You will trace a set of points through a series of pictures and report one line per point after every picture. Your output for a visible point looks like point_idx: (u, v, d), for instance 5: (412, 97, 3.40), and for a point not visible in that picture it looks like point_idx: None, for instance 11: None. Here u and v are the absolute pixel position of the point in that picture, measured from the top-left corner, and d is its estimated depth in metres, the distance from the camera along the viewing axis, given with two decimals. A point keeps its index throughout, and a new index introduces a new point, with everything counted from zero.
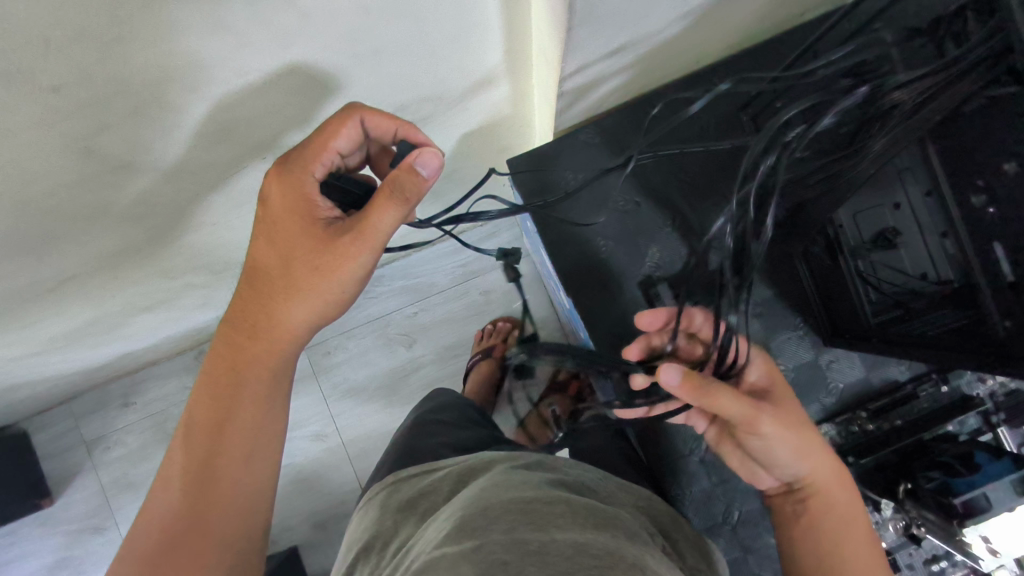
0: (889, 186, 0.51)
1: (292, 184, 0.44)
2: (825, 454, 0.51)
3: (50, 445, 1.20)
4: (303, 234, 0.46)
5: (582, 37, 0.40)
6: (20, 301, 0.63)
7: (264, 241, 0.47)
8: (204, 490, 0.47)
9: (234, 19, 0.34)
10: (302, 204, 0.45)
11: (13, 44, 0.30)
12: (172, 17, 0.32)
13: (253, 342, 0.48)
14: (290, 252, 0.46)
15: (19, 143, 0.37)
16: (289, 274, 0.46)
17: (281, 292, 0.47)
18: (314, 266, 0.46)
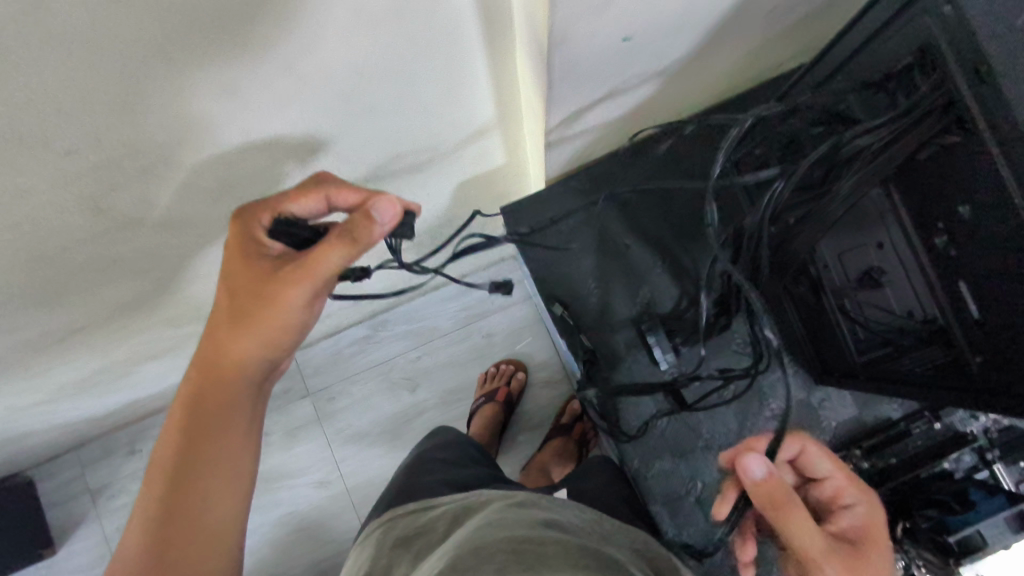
0: (870, 227, 0.52)
1: (244, 227, 0.47)
2: None
3: (56, 494, 1.21)
4: (251, 270, 0.48)
5: (563, 92, 0.43)
6: (32, 350, 0.65)
7: (222, 281, 0.50)
8: (173, 519, 0.47)
9: (237, 86, 0.37)
10: (253, 245, 0.48)
11: (41, 112, 0.33)
12: (179, 84, 0.35)
13: (212, 375, 0.50)
14: (240, 289, 0.48)
15: (40, 201, 0.40)
16: (239, 310, 0.49)
17: (234, 328, 0.49)
18: (262, 301, 0.47)
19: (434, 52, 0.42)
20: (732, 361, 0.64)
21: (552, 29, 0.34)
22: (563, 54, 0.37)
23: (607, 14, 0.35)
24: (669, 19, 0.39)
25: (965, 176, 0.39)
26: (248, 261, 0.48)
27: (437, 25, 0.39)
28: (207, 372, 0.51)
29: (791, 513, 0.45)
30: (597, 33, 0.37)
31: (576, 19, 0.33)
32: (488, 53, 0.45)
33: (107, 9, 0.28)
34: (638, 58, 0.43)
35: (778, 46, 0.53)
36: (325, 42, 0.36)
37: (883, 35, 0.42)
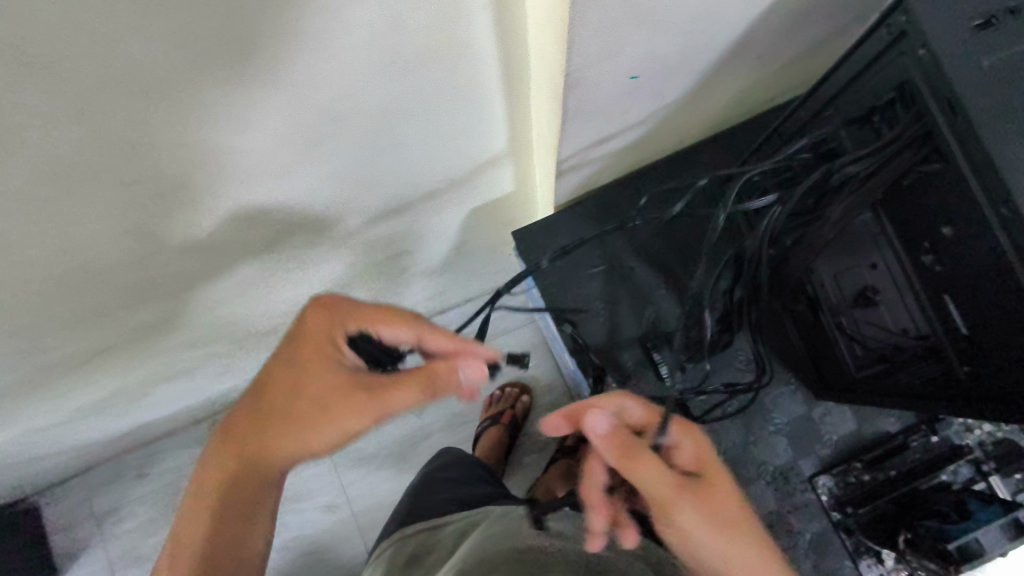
0: (865, 248, 0.54)
1: (329, 328, 0.50)
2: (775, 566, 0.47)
3: (61, 519, 1.21)
4: (321, 374, 0.49)
5: (575, 128, 0.47)
6: (57, 371, 0.68)
7: (285, 371, 0.50)
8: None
9: (271, 123, 0.40)
10: (330, 348, 0.50)
11: (105, 148, 0.36)
12: (224, 124, 0.38)
13: (248, 445, 0.50)
14: (305, 387, 0.49)
15: (90, 229, 0.43)
16: (297, 408, 0.49)
17: (288, 426, 0.49)
18: (325, 408, 0.48)
19: (457, 92, 0.45)
20: (736, 377, 0.66)
21: (569, 73, 0.37)
22: (577, 95, 0.41)
23: (617, 59, 0.39)
24: (672, 62, 0.43)
25: (944, 201, 0.42)
26: (321, 363, 0.50)
27: (459, 67, 0.42)
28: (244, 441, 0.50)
29: (643, 458, 0.46)
30: (607, 76, 0.40)
31: (590, 63, 0.37)
32: (505, 92, 0.48)
33: (173, 60, 0.32)
34: (643, 96, 0.47)
35: (772, 83, 0.57)
36: (359, 84, 0.40)
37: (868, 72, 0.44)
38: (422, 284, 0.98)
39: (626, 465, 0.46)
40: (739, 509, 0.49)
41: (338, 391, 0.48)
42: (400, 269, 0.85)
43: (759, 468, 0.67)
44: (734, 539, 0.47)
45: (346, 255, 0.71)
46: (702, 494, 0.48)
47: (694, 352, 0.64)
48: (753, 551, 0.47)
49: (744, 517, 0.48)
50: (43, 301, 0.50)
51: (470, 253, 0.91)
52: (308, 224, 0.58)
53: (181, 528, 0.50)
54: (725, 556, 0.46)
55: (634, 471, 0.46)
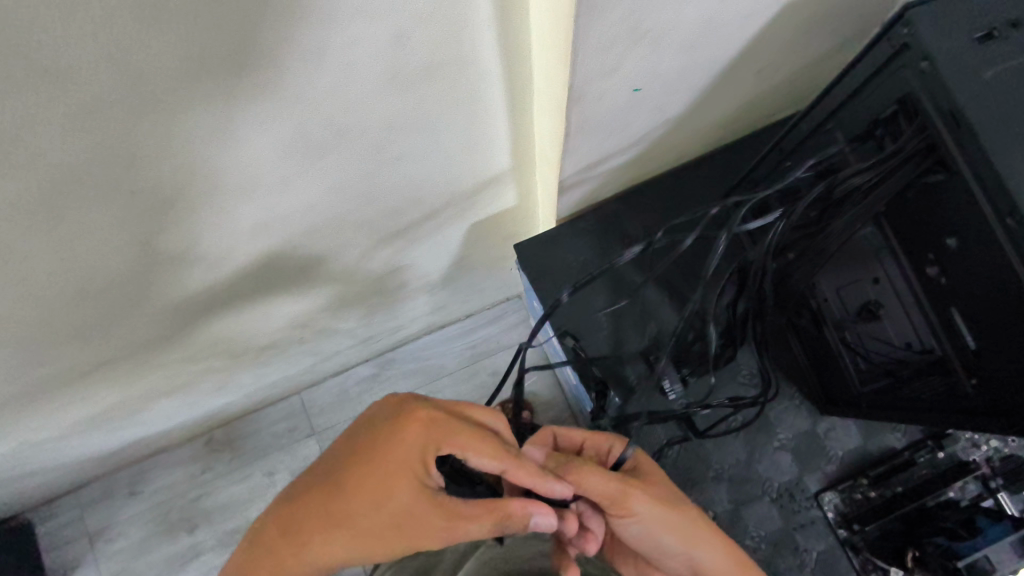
0: (867, 262, 0.55)
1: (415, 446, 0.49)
2: (716, 534, 0.54)
3: (51, 538, 1.20)
4: (401, 493, 0.48)
5: (578, 142, 0.47)
6: (52, 386, 0.67)
7: (364, 471, 0.49)
8: None
9: (276, 135, 0.40)
10: (415, 465, 0.49)
11: (108, 158, 0.36)
12: (230, 137, 0.39)
13: (305, 535, 0.49)
14: (381, 497, 0.48)
15: (92, 242, 0.43)
16: (370, 517, 0.49)
17: (355, 530, 0.49)
18: (395, 524, 0.48)
19: (461, 106, 0.45)
20: (739, 392, 0.66)
21: (572, 87, 0.38)
22: (580, 110, 0.41)
23: (619, 74, 0.39)
24: (673, 77, 0.43)
25: (948, 214, 0.42)
26: (406, 478, 0.48)
27: (464, 82, 0.43)
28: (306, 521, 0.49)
29: (586, 467, 0.51)
30: (610, 91, 0.40)
31: (592, 78, 0.38)
32: (508, 108, 0.48)
33: (179, 67, 0.31)
34: (644, 113, 0.47)
35: (773, 99, 0.58)
36: (363, 98, 0.40)
37: (868, 87, 0.45)
38: (422, 300, 0.98)
39: (572, 479, 0.51)
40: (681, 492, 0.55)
41: (416, 516, 0.48)
42: (398, 285, 0.85)
43: (764, 485, 0.66)
44: (684, 518, 0.53)
45: (344, 270, 0.71)
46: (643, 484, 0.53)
47: (698, 366, 0.63)
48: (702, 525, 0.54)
49: (686, 500, 0.55)
50: (41, 314, 0.50)
51: (470, 268, 0.91)
52: (309, 238, 0.58)
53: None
54: (680, 538, 0.52)
55: (581, 482, 0.51)
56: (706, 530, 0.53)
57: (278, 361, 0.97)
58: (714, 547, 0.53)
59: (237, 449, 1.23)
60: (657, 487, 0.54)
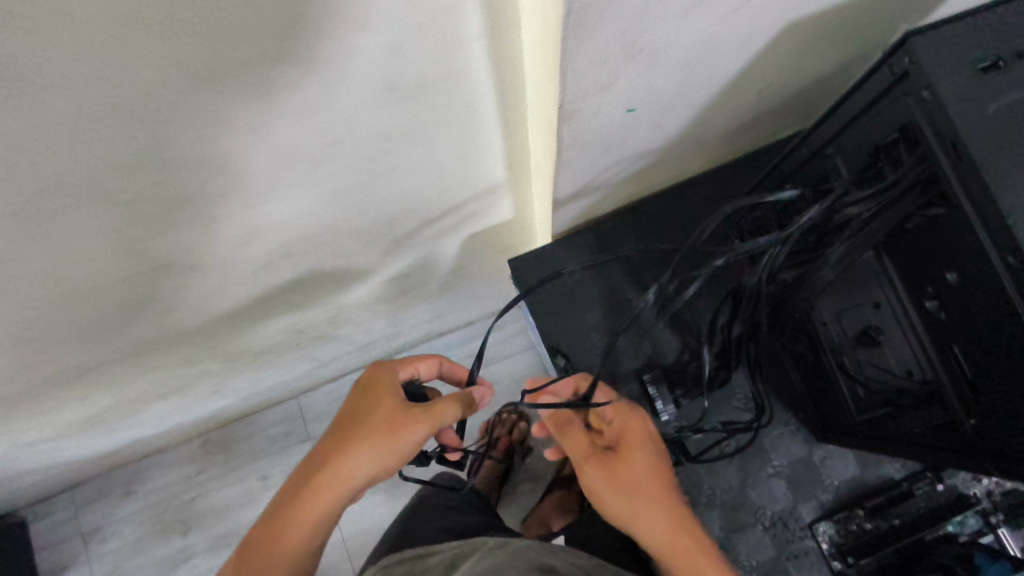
0: (867, 287, 0.53)
1: (384, 379, 0.57)
2: (654, 508, 0.52)
3: (49, 533, 1.25)
4: (383, 398, 0.55)
5: (571, 158, 0.46)
6: (43, 390, 0.67)
7: (350, 403, 0.56)
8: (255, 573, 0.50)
9: (256, 145, 0.39)
10: (390, 385, 0.56)
11: (88, 168, 0.35)
12: (217, 148, 0.38)
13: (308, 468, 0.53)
14: (377, 405, 0.54)
15: (76, 250, 0.42)
16: (353, 427, 0.54)
17: (351, 437, 0.53)
18: (379, 422, 0.53)
19: (453, 119, 0.44)
20: (735, 416, 0.64)
21: (563, 104, 0.36)
22: (573, 126, 0.40)
23: (612, 91, 0.37)
24: (671, 96, 0.42)
25: (950, 246, 0.41)
26: (385, 389, 0.56)
27: (456, 95, 0.41)
28: (309, 472, 0.53)
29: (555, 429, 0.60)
30: (604, 106, 0.39)
31: (585, 95, 0.36)
32: (501, 121, 0.47)
33: (156, 80, 0.30)
34: (641, 130, 0.46)
35: (776, 117, 0.57)
36: (351, 112, 0.39)
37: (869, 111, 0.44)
38: (421, 309, 0.97)
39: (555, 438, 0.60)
40: (649, 476, 0.54)
41: (392, 404, 0.54)
42: (396, 295, 0.85)
43: (757, 512, 0.65)
44: (626, 496, 0.53)
45: (339, 281, 0.71)
46: (597, 461, 0.56)
47: (693, 389, 0.62)
48: (647, 510, 0.52)
49: (647, 483, 0.54)
50: (27, 319, 0.49)
51: (468, 278, 0.91)
52: (300, 247, 0.57)
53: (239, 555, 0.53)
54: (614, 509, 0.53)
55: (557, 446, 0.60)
56: (646, 514, 0.52)
57: (273, 366, 0.97)
58: (650, 521, 0.52)
59: (234, 451, 1.27)
60: (613, 466, 0.55)
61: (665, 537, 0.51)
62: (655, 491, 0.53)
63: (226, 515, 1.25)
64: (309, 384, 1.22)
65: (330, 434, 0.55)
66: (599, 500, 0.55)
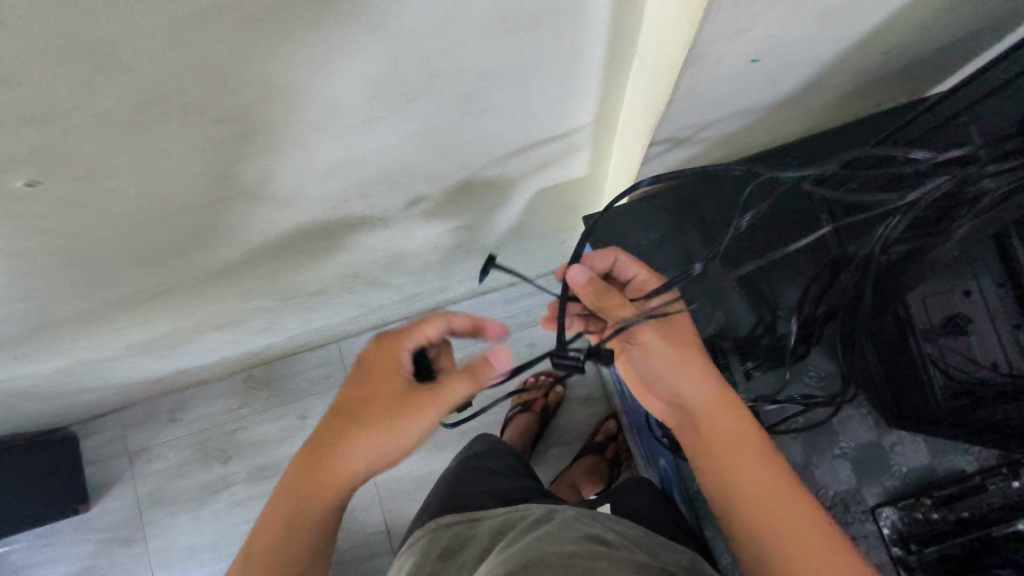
0: (961, 274, 0.55)
1: (386, 353, 0.55)
2: (703, 377, 0.55)
3: (98, 450, 1.31)
4: (386, 381, 0.54)
5: (676, 110, 0.44)
6: (111, 310, 0.69)
7: (354, 380, 0.55)
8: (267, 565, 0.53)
9: (354, 66, 0.37)
10: (391, 361, 0.55)
11: (199, 83, 0.34)
12: (304, 75, 0.36)
13: (310, 465, 0.53)
14: (378, 388, 0.54)
15: (169, 168, 0.42)
16: (353, 410, 0.54)
17: (350, 424, 0.53)
18: (382, 406, 0.53)
19: (560, 59, 0.43)
20: (807, 392, 0.64)
21: (692, 47, 0.34)
22: (692, 73, 0.38)
23: (744, 39, 0.35)
24: (797, 48, 0.39)
25: None
26: (385, 371, 0.54)
27: (570, 32, 0.39)
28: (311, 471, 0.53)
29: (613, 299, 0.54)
30: (729, 56, 0.37)
31: (716, 39, 0.34)
32: (605, 65, 0.45)
33: None
34: (755, 84, 0.44)
35: (886, 85, 0.54)
36: (468, 43, 0.38)
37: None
38: (473, 263, 0.97)
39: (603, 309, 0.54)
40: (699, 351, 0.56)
41: (394, 386, 0.54)
42: (452, 246, 0.84)
43: (818, 492, 0.64)
44: (687, 357, 0.55)
45: (404, 226, 0.71)
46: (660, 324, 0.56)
47: (765, 360, 0.62)
48: (699, 372, 0.55)
49: (699, 354, 0.56)
50: (109, 236, 0.50)
51: (525, 236, 0.90)
52: (376, 185, 0.57)
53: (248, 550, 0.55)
54: (666, 366, 0.55)
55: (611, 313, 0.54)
56: (694, 373, 0.55)
57: (323, 308, 0.99)
58: (697, 385, 0.55)
59: (274, 389, 1.30)
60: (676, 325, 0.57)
61: (707, 401, 0.54)
62: (704, 361, 0.55)
63: (264, 449, 1.29)
64: (353, 330, 1.24)
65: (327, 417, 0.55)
66: (652, 359, 0.56)
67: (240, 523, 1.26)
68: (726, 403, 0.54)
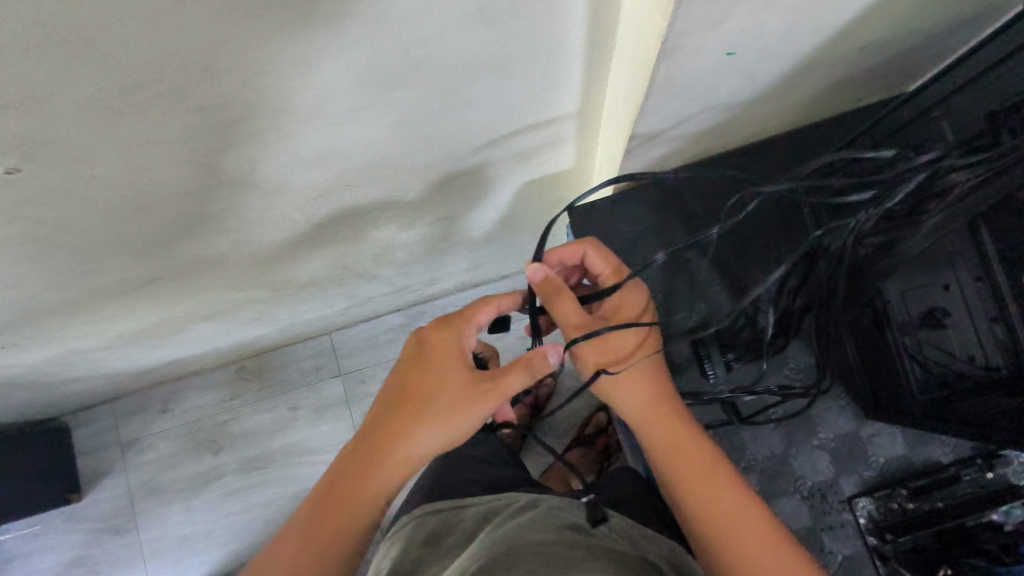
0: (939, 268, 0.55)
1: (451, 344, 0.57)
2: (635, 387, 0.57)
3: (90, 439, 1.31)
4: (454, 370, 0.55)
5: (655, 101, 0.44)
6: (100, 300, 0.69)
7: (416, 372, 0.56)
8: (331, 523, 0.53)
9: (321, 53, 0.36)
10: (459, 351, 0.57)
11: (175, 70, 0.34)
12: (278, 59, 0.36)
13: (377, 441, 0.54)
14: (448, 375, 0.55)
15: (152, 156, 0.42)
16: (420, 396, 0.55)
17: (422, 407, 0.54)
18: (456, 393, 0.54)
19: (539, 49, 0.43)
20: (786, 383, 0.65)
21: (666, 40, 0.35)
22: (668, 65, 0.38)
23: (718, 31, 0.35)
24: (774, 39, 0.40)
25: None
26: (454, 359, 0.56)
27: (548, 22, 0.40)
28: (379, 456, 0.54)
29: (562, 300, 0.57)
30: (705, 48, 0.37)
31: (691, 31, 0.34)
32: (586, 57, 0.46)
33: None
34: (735, 75, 0.44)
35: (866, 79, 0.54)
36: (439, 35, 0.38)
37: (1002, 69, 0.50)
38: (464, 255, 0.98)
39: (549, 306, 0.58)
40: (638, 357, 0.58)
41: (465, 375, 0.55)
42: (441, 237, 0.85)
43: (796, 482, 0.65)
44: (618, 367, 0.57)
45: (393, 218, 0.72)
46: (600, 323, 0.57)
47: (745, 352, 0.63)
48: (631, 383, 0.57)
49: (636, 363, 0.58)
50: (92, 224, 0.50)
51: (515, 229, 0.91)
52: (362, 176, 0.57)
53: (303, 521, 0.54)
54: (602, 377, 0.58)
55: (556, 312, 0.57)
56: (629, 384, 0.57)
57: (315, 299, 0.99)
58: (630, 393, 0.57)
59: (266, 380, 1.30)
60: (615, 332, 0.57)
61: (639, 410, 0.57)
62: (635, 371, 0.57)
63: (256, 440, 1.29)
64: (345, 322, 1.24)
65: (388, 400, 0.56)
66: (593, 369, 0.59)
67: (233, 513, 1.27)
68: (658, 409, 0.57)
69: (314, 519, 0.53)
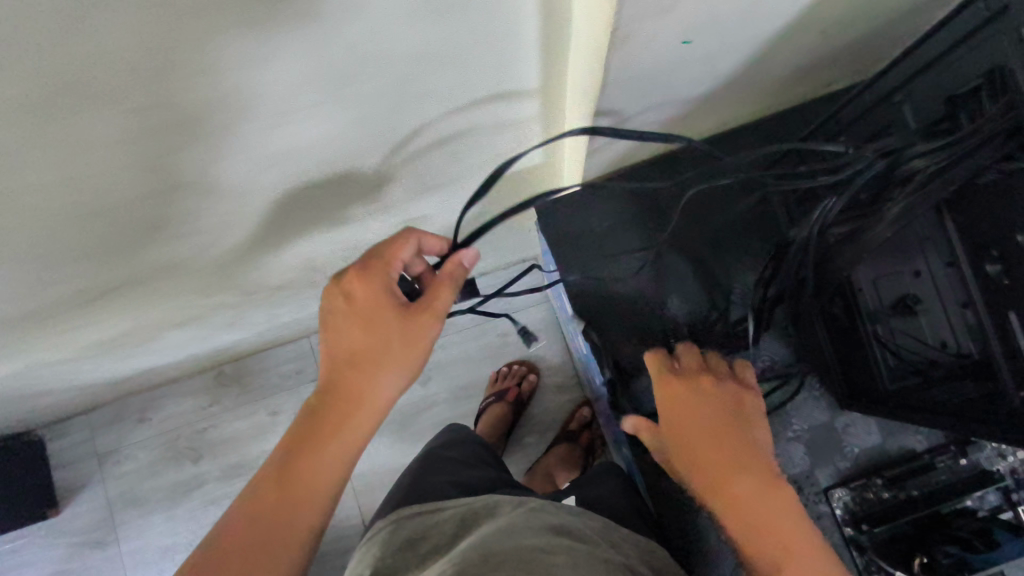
0: (909, 255, 0.55)
1: (380, 286, 0.52)
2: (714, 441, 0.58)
3: (66, 452, 1.28)
4: (389, 312, 0.52)
5: (614, 91, 0.43)
6: (60, 311, 0.67)
7: (352, 325, 0.52)
8: (294, 496, 0.49)
9: (259, 52, 0.35)
10: (388, 294, 0.52)
11: (103, 73, 0.32)
12: (217, 60, 0.34)
13: (332, 402, 0.51)
14: (386, 321, 0.52)
15: (92, 164, 0.40)
16: (366, 348, 0.52)
17: (373, 359, 0.52)
18: (402, 337, 0.52)
19: (493, 40, 0.41)
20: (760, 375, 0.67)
21: (617, 27, 0.33)
22: (622, 54, 0.37)
23: (671, 17, 0.34)
24: (734, 25, 0.38)
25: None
26: (386, 302, 0.52)
27: (499, 11, 0.38)
28: (338, 417, 0.51)
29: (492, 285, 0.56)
30: (660, 35, 0.36)
31: (642, 18, 0.33)
32: (543, 47, 0.44)
33: None
34: (697, 63, 0.43)
35: (829, 64, 0.54)
36: (384, 29, 0.36)
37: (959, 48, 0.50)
38: None
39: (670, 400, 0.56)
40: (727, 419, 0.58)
41: (401, 315, 0.52)
42: None
43: None
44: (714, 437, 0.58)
45: (361, 218, 0.70)
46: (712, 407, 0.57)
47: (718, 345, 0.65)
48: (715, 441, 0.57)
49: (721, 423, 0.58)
50: (40, 235, 0.48)
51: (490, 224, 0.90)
52: (323, 175, 0.55)
53: (258, 502, 0.49)
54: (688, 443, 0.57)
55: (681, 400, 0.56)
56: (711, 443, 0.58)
57: (289, 302, 0.97)
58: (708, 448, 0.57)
59: (245, 386, 1.28)
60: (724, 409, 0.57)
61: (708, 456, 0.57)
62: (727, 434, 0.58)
63: (237, 446, 1.27)
64: None
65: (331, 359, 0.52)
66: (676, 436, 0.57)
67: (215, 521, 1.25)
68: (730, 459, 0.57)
69: (275, 495, 0.49)
